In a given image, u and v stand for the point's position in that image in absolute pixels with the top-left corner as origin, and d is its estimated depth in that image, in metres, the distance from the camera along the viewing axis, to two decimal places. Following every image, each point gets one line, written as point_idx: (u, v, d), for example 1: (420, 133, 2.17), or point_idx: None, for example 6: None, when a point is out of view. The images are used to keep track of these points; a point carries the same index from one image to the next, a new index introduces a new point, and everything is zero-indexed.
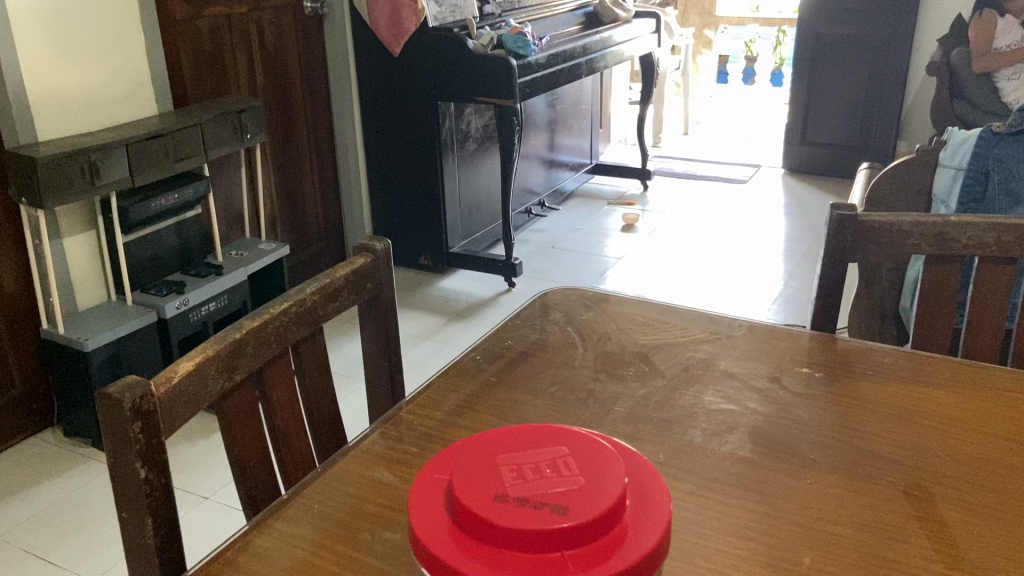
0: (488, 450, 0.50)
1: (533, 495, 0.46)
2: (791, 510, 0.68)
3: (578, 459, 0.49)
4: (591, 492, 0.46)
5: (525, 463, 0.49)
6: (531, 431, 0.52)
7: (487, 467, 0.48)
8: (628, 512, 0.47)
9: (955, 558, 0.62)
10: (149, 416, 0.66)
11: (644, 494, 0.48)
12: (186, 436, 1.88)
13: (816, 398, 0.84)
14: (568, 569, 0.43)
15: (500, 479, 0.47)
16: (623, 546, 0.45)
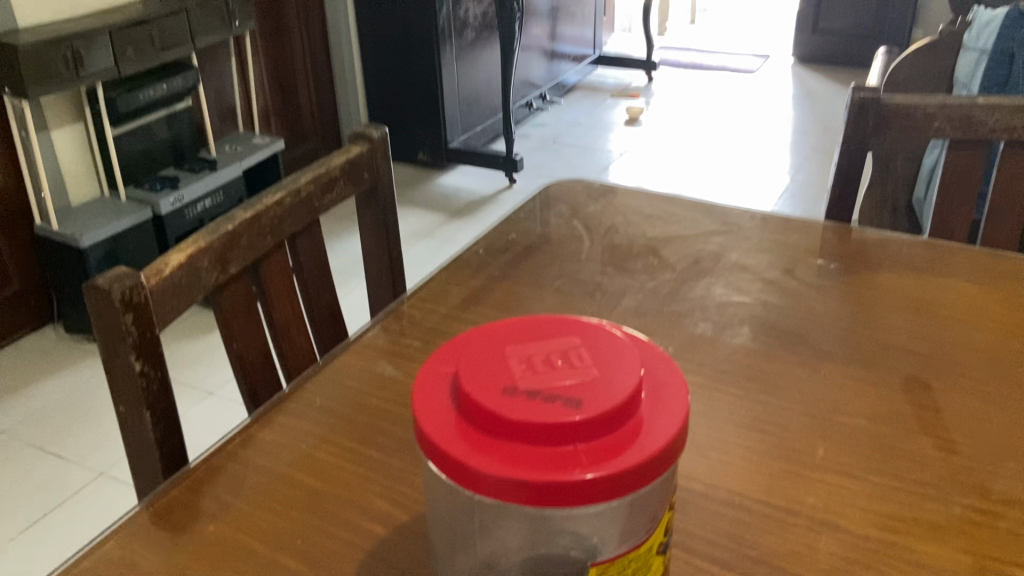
0: (496, 341, 0.48)
1: (545, 388, 0.44)
2: (804, 403, 0.67)
3: (591, 351, 0.46)
4: (606, 384, 0.44)
5: (535, 355, 0.46)
6: (540, 322, 0.50)
7: (495, 359, 0.46)
8: (643, 405, 0.45)
9: (971, 448, 0.61)
10: (141, 308, 0.64)
11: (659, 387, 0.46)
12: (188, 334, 1.88)
13: (831, 290, 0.81)
14: (582, 463, 0.41)
15: (509, 372, 0.45)
16: (640, 438, 0.43)
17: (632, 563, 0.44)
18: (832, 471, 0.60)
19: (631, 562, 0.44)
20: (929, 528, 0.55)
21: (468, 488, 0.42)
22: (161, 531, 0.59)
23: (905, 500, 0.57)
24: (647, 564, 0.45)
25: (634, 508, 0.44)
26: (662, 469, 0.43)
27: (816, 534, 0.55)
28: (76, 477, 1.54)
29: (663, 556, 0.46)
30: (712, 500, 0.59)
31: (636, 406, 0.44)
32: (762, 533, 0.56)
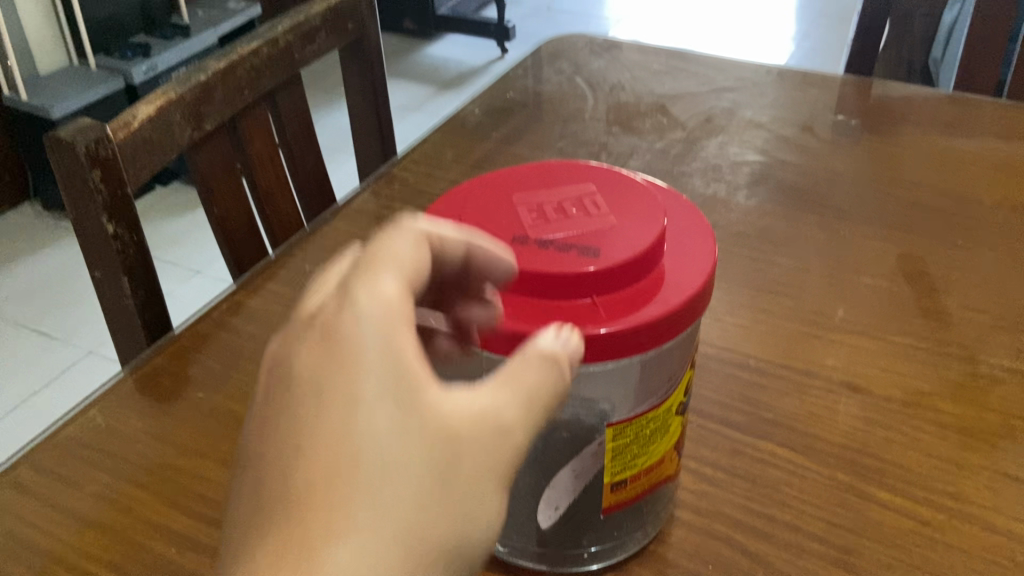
0: (502, 189, 0.43)
1: (557, 238, 0.39)
2: (823, 264, 0.63)
3: (609, 200, 0.42)
4: (624, 233, 0.40)
5: (546, 203, 0.42)
6: (551, 168, 0.45)
7: (501, 209, 0.42)
8: (665, 258, 0.41)
9: (997, 308, 0.58)
10: (109, 164, 0.59)
11: (682, 238, 0.42)
12: (170, 211, 1.82)
13: (851, 148, 0.77)
14: (596, 317, 0.37)
15: (518, 222, 0.41)
16: (660, 293, 0.39)
17: (652, 425, 0.41)
18: (852, 333, 0.57)
19: (651, 425, 0.41)
20: (955, 388, 0.53)
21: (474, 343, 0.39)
22: (148, 399, 0.56)
23: (930, 361, 0.55)
24: (666, 427, 0.42)
25: (652, 366, 0.40)
26: (683, 326, 0.39)
27: (836, 397, 0.53)
28: (64, 355, 1.52)
29: (682, 419, 0.44)
30: (728, 365, 0.56)
31: (656, 259, 0.40)
32: (780, 397, 0.53)
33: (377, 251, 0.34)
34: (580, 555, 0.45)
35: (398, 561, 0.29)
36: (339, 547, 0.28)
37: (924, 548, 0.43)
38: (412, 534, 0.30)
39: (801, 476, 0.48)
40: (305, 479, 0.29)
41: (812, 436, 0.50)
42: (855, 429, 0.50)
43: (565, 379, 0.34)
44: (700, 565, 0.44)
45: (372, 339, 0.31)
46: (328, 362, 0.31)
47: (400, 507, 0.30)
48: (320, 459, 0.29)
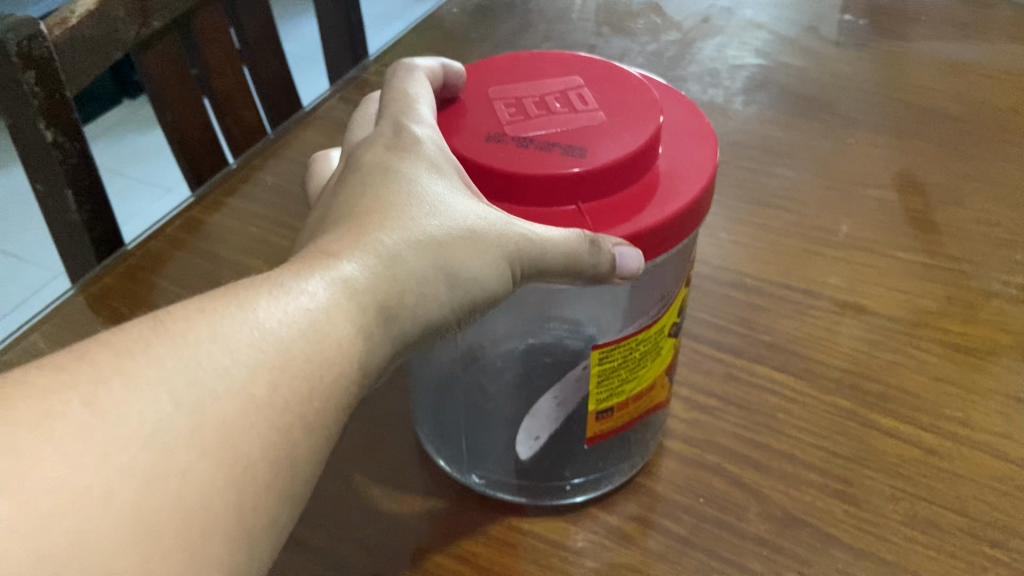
0: (477, 83, 0.38)
1: (539, 136, 0.35)
2: (826, 174, 0.59)
3: (600, 96, 0.37)
4: (615, 131, 0.35)
5: (527, 97, 0.37)
6: (534, 57, 0.40)
7: (476, 105, 0.37)
8: (660, 159, 0.36)
9: (1011, 221, 0.54)
10: (45, 64, 0.53)
11: (680, 138, 0.37)
12: (140, 125, 1.74)
13: (858, 50, 0.71)
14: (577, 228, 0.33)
15: (494, 118, 0.36)
16: (653, 200, 0.34)
17: (641, 348, 0.37)
18: (857, 249, 0.53)
19: (640, 348, 0.37)
20: (965, 307, 0.49)
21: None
22: (98, 323, 0.52)
23: (938, 279, 0.51)
24: (656, 350, 0.38)
25: (639, 284, 0.38)
26: (677, 239, 0.35)
27: (838, 318, 0.49)
28: (34, 278, 1.43)
29: (674, 342, 0.40)
30: (722, 286, 0.52)
31: (649, 162, 0.35)
32: (778, 318, 0.49)
33: (411, 76, 0.37)
34: (561, 488, 0.41)
35: (428, 274, 0.30)
36: (382, 237, 0.29)
37: (930, 479, 0.40)
38: (444, 258, 0.30)
39: (800, 403, 0.45)
40: (359, 204, 0.31)
41: (811, 360, 0.47)
42: (857, 352, 0.47)
43: (600, 267, 0.32)
44: (691, 498, 0.41)
45: (424, 120, 0.35)
46: (389, 140, 0.34)
47: (438, 231, 0.30)
48: (372, 192, 0.31)
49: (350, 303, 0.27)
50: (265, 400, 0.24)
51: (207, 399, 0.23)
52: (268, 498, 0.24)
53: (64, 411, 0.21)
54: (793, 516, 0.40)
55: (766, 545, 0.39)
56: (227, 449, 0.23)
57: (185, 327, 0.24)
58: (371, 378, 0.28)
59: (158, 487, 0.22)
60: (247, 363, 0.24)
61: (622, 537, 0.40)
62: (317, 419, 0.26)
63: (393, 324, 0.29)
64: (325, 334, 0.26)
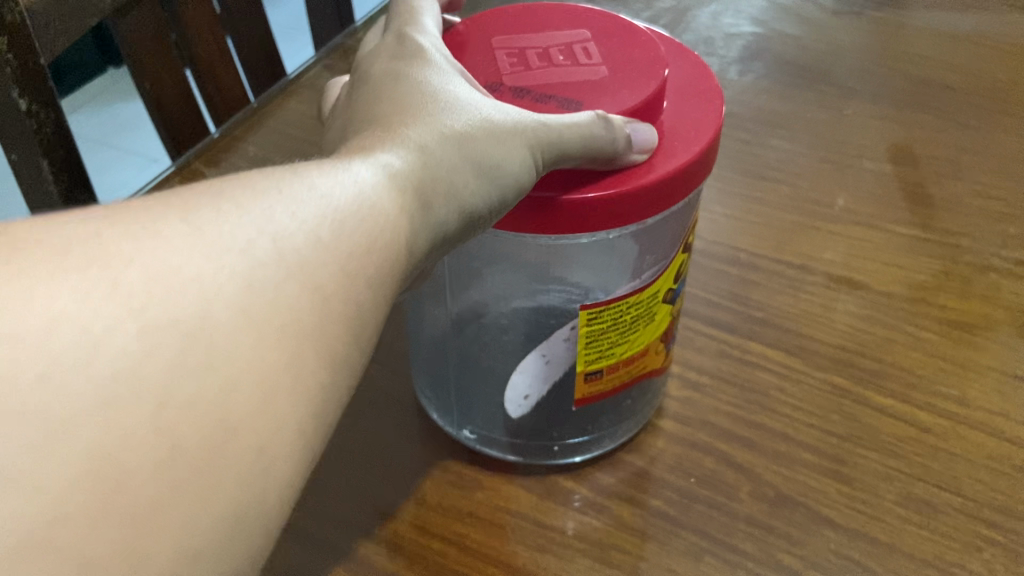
0: (478, 30, 0.37)
1: (537, 90, 0.34)
2: (824, 146, 0.58)
3: (604, 48, 0.36)
4: (615, 88, 0.34)
5: (528, 48, 0.36)
6: (539, 6, 0.38)
7: (476, 52, 0.36)
8: (663, 119, 0.35)
9: (1011, 195, 0.53)
10: (18, 31, 0.51)
11: (685, 96, 0.36)
12: (125, 94, 1.71)
13: (856, 19, 0.69)
14: (570, 182, 0.33)
15: (494, 67, 0.35)
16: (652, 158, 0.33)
17: (631, 313, 0.36)
18: (854, 223, 0.52)
19: (630, 313, 0.36)
20: (963, 283, 0.48)
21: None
22: None
23: (935, 254, 0.50)
24: (650, 315, 0.37)
25: (639, 243, 0.38)
26: (676, 199, 0.34)
27: (833, 294, 0.48)
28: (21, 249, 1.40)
29: (671, 308, 0.39)
30: (715, 260, 0.51)
31: (650, 121, 0.34)
32: (772, 293, 0.48)
33: (408, 9, 0.37)
34: (550, 449, 0.42)
35: (458, 165, 0.29)
36: (410, 131, 0.29)
37: (925, 458, 0.40)
38: (472, 151, 0.30)
39: (793, 381, 0.44)
40: (385, 108, 0.30)
41: (807, 336, 0.46)
42: (853, 329, 0.46)
43: (617, 146, 0.31)
44: (681, 477, 0.40)
45: (429, 39, 0.34)
46: (400, 56, 0.33)
47: (460, 128, 0.30)
48: (395, 98, 0.31)
49: (395, 185, 0.27)
50: (341, 239, 0.24)
51: (291, 232, 0.22)
52: (343, 341, 0.23)
53: (163, 219, 0.21)
54: (786, 496, 0.39)
55: (758, 525, 0.38)
56: (308, 279, 0.22)
57: (266, 177, 0.24)
58: (415, 260, 0.27)
59: (253, 302, 0.21)
60: (321, 207, 0.24)
61: (613, 516, 0.39)
62: (381, 276, 0.25)
63: (434, 207, 0.28)
64: (381, 202, 0.26)
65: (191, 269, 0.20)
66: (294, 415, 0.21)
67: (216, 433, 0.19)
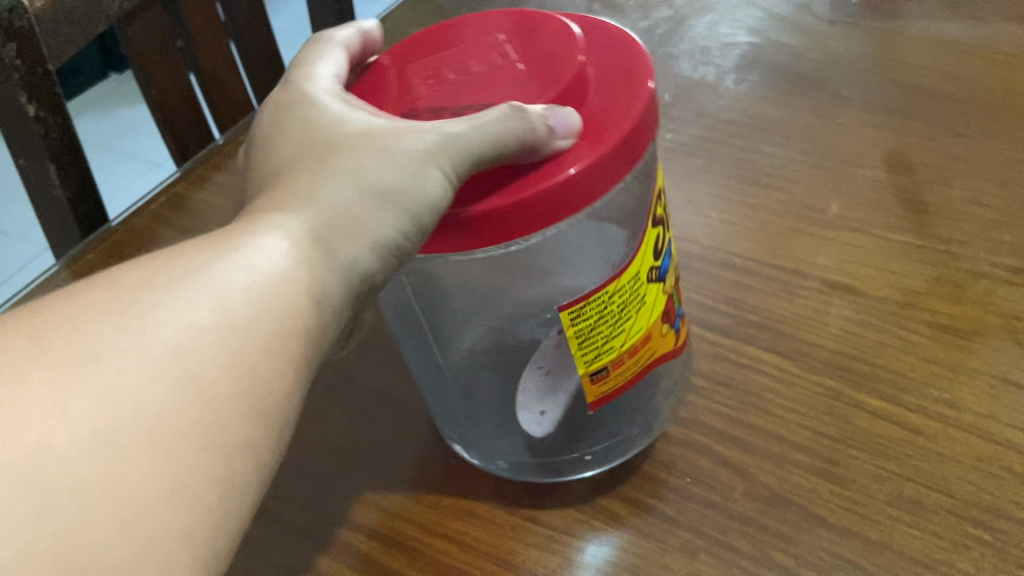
0: (397, 55, 0.39)
1: (453, 107, 0.36)
2: (816, 152, 0.59)
3: (514, 61, 0.37)
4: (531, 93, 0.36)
5: (444, 66, 0.38)
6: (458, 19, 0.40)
7: (395, 79, 0.38)
8: (590, 99, 0.36)
9: (1002, 200, 0.54)
10: (27, 37, 0.52)
11: (610, 68, 0.36)
12: (128, 100, 1.72)
13: (849, 27, 0.71)
14: (524, 180, 0.33)
15: (412, 92, 0.37)
16: (585, 138, 0.34)
17: (615, 302, 0.36)
18: (847, 229, 0.53)
19: (612, 302, 0.35)
20: (954, 288, 0.49)
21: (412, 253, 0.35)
22: None
23: (926, 259, 0.51)
24: (640, 299, 0.37)
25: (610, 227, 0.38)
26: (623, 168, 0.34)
27: (826, 298, 0.49)
28: (21, 254, 1.40)
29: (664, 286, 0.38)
30: (711, 265, 0.52)
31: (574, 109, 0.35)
32: (767, 297, 0.49)
33: (313, 59, 0.40)
34: (580, 461, 0.42)
35: (360, 218, 0.32)
36: (307, 199, 0.32)
37: (916, 460, 0.41)
38: (376, 196, 0.33)
39: (787, 383, 0.45)
40: (280, 177, 0.34)
41: (800, 339, 0.47)
42: (845, 332, 0.47)
43: (537, 131, 0.32)
44: (677, 477, 0.41)
45: (324, 87, 0.37)
46: (299, 112, 0.36)
47: (362, 175, 0.33)
48: (292, 164, 0.34)
49: (287, 252, 0.30)
50: (214, 328, 0.27)
51: (174, 331, 0.26)
52: (240, 417, 0.27)
53: (43, 364, 0.25)
54: (780, 495, 0.40)
55: (752, 524, 0.39)
56: (187, 374, 0.26)
57: (159, 279, 0.28)
58: (333, 307, 0.31)
59: (136, 407, 0.25)
60: (205, 299, 0.28)
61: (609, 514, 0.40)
62: (283, 340, 0.29)
63: (348, 256, 0.32)
64: (268, 277, 0.29)
65: (64, 409, 0.24)
66: (196, 495, 0.25)
67: (99, 544, 0.23)
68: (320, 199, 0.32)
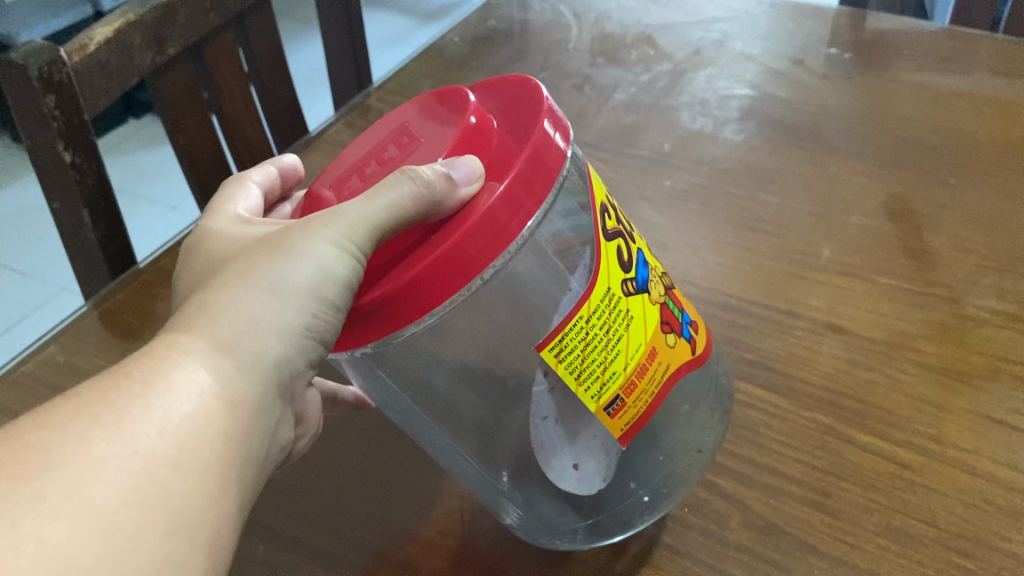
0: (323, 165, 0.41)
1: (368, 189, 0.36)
2: (809, 199, 0.62)
3: (420, 123, 0.38)
4: (436, 146, 0.36)
5: (361, 161, 0.39)
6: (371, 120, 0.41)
7: (320, 183, 0.39)
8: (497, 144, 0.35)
9: (987, 247, 0.57)
10: (65, 88, 0.55)
11: (513, 116, 0.37)
12: (146, 145, 1.77)
13: (840, 80, 0.74)
14: (449, 232, 0.33)
15: (335, 190, 0.38)
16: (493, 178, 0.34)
17: (596, 322, 0.34)
18: (838, 273, 0.56)
19: (592, 324, 0.34)
20: (941, 330, 0.51)
21: (371, 337, 0.34)
22: (111, 336, 0.55)
23: (914, 302, 0.53)
24: (622, 312, 0.35)
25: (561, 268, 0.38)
26: (536, 200, 0.34)
27: (819, 337, 0.52)
28: (38, 292, 1.40)
29: (645, 295, 0.37)
30: (708, 306, 0.55)
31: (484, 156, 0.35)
32: (763, 337, 0.52)
33: (225, 202, 0.43)
34: (642, 501, 0.42)
35: (262, 326, 0.33)
36: (207, 315, 0.33)
37: (903, 492, 0.43)
38: (278, 302, 0.34)
39: (780, 418, 0.47)
40: (180, 308, 0.35)
41: (793, 377, 0.49)
42: (836, 370, 0.49)
43: (435, 186, 0.32)
44: (676, 506, 0.43)
45: (230, 226, 0.40)
46: (205, 257, 0.38)
47: (262, 284, 0.34)
48: (192, 293, 0.35)
49: (184, 371, 0.31)
50: (117, 456, 0.27)
51: (73, 472, 0.27)
52: (156, 538, 0.27)
53: None
54: (773, 525, 0.42)
55: (747, 551, 0.41)
56: (94, 508, 0.26)
57: (52, 426, 0.28)
58: (247, 414, 0.32)
59: (44, 555, 0.25)
60: (102, 435, 0.28)
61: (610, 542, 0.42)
62: (195, 449, 0.29)
63: (256, 358, 0.33)
64: (168, 399, 0.30)
65: None
66: None
67: None
68: (223, 315, 0.33)
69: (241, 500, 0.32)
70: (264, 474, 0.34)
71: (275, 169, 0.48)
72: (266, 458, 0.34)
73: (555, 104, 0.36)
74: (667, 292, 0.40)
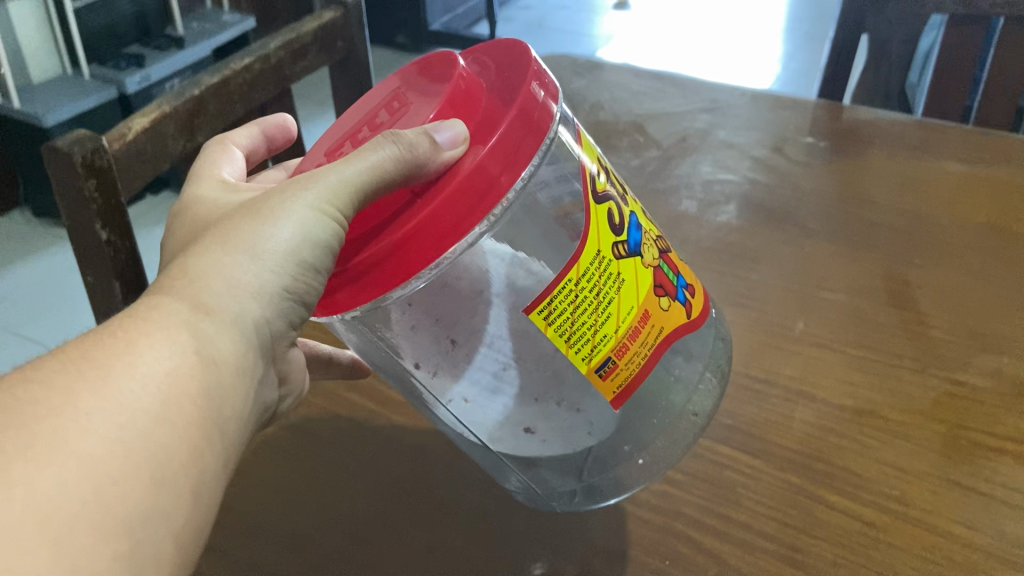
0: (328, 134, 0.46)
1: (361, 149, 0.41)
2: (785, 276, 0.67)
3: (416, 93, 0.42)
4: (427, 110, 0.40)
5: (363, 128, 0.43)
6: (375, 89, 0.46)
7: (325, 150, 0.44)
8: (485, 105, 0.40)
9: (949, 321, 0.61)
10: (105, 172, 0.60)
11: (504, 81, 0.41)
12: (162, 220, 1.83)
13: (816, 166, 0.80)
14: (434, 194, 0.37)
15: (337, 152, 0.43)
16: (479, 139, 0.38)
17: (585, 285, 0.38)
18: (811, 343, 0.60)
19: (581, 286, 0.38)
20: (906, 399, 0.55)
21: (363, 296, 0.38)
22: None
23: (881, 372, 0.57)
24: (612, 275, 0.39)
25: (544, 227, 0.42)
26: (517, 157, 0.37)
27: (793, 405, 0.56)
28: None
29: (638, 259, 0.40)
30: None
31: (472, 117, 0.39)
32: (741, 403, 0.56)
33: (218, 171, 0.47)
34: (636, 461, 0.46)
35: (242, 286, 0.37)
36: (189, 278, 0.36)
37: (869, 548, 0.46)
38: (257, 263, 0.38)
39: (758, 480, 0.51)
40: (161, 274, 0.38)
41: (769, 442, 0.53)
42: (809, 436, 0.53)
43: (419, 149, 0.36)
44: (659, 560, 0.47)
45: (211, 196, 0.43)
46: (186, 227, 0.42)
47: (241, 249, 0.38)
48: (174, 260, 0.39)
49: (168, 329, 0.34)
50: (101, 408, 0.31)
51: (60, 423, 0.30)
52: (139, 487, 0.31)
53: None
54: None
55: None
56: (81, 453, 0.29)
57: (39, 380, 0.31)
58: (228, 369, 0.36)
59: (35, 500, 0.28)
60: (87, 389, 0.31)
61: None
62: (177, 404, 0.33)
63: (236, 318, 0.37)
64: (150, 357, 0.33)
65: None
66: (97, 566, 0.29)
67: None
68: (204, 278, 0.36)
69: (223, 455, 0.35)
70: (247, 428, 0.38)
71: (255, 132, 0.53)
72: (247, 414, 0.38)
73: (541, 67, 0.41)
74: (663, 255, 0.43)
